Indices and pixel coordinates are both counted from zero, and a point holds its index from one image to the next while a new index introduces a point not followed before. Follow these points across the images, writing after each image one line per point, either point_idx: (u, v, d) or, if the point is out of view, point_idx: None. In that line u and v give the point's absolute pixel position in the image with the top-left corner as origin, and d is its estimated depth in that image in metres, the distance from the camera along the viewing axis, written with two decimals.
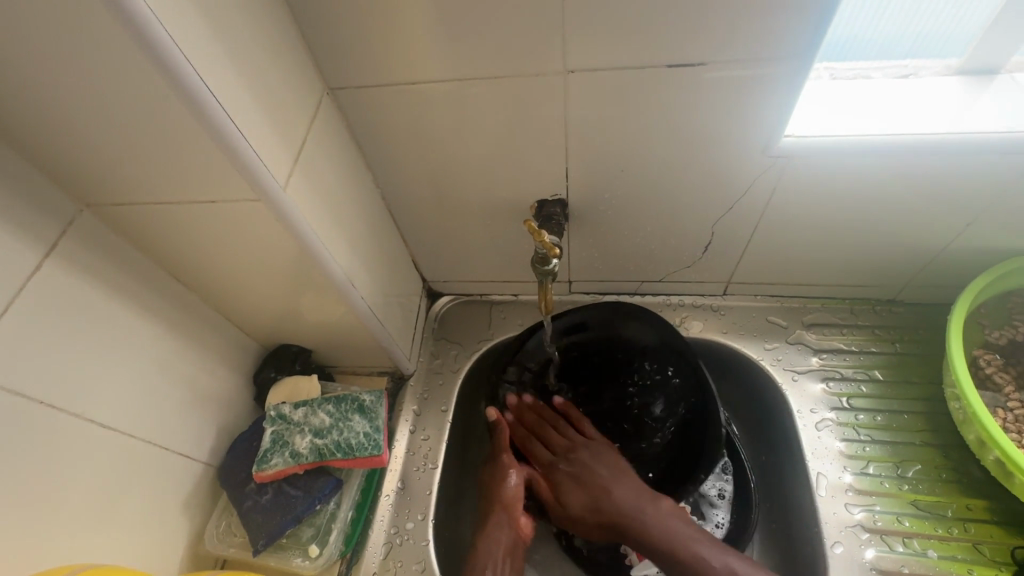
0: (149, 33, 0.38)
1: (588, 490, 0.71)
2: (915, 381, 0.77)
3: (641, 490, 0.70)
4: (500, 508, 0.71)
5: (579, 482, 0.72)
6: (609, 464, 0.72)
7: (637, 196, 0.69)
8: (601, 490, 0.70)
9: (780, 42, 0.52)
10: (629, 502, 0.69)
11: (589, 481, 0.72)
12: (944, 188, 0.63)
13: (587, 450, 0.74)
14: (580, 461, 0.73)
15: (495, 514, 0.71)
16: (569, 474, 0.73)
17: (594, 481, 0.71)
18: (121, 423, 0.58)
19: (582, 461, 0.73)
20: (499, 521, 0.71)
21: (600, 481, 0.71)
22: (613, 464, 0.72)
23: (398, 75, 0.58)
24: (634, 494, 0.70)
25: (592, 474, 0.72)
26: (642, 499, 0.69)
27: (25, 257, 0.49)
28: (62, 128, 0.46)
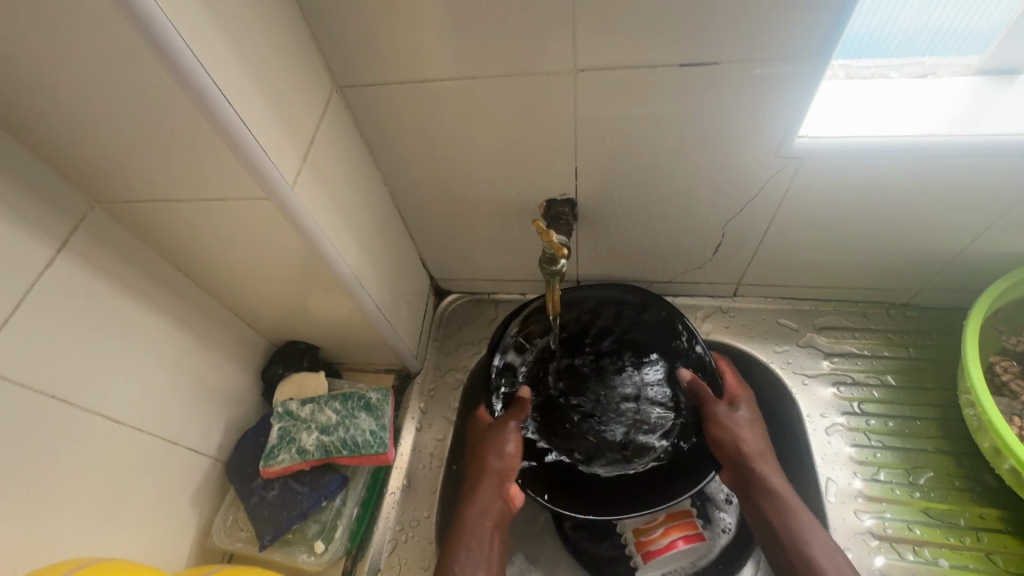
0: (157, 31, 0.38)
1: (742, 431, 0.69)
2: (929, 388, 0.76)
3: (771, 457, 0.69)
4: (491, 476, 0.70)
5: (731, 425, 0.69)
6: (760, 427, 0.71)
7: (647, 197, 0.68)
8: (752, 444, 0.69)
9: (797, 40, 0.51)
10: (765, 462, 0.68)
11: (745, 428, 0.70)
12: (963, 190, 0.61)
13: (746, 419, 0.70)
14: (739, 410, 0.71)
15: (487, 481, 0.70)
16: (729, 417, 0.70)
17: (750, 430, 0.70)
18: (130, 417, 0.59)
19: (747, 411, 0.71)
20: (488, 489, 0.70)
21: (753, 431, 0.70)
22: (762, 428, 0.71)
23: (407, 73, 0.58)
24: (766, 458, 0.69)
25: (744, 421, 0.70)
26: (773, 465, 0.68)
27: (37, 252, 0.50)
28: (73, 125, 0.46)
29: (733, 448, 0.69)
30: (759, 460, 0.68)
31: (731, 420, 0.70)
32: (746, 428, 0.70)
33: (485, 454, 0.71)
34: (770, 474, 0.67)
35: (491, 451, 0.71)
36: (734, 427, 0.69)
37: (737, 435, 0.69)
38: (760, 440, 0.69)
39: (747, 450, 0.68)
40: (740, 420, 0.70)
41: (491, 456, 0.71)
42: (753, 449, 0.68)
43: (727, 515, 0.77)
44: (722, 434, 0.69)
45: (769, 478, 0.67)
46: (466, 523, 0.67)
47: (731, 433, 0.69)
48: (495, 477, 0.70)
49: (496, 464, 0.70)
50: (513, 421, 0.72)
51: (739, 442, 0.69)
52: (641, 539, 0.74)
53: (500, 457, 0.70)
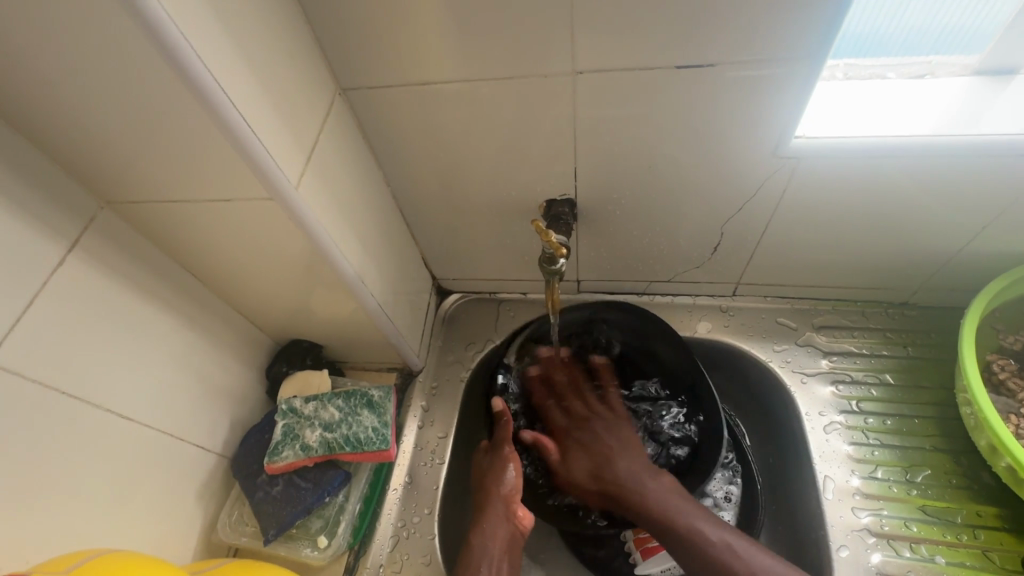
0: (166, 36, 0.39)
1: (597, 462, 0.68)
2: (927, 386, 0.77)
3: (645, 466, 0.67)
4: (496, 501, 0.68)
5: (586, 440, 0.71)
6: (615, 442, 0.70)
7: (646, 197, 0.69)
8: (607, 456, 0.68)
9: (790, 43, 0.52)
10: (636, 477, 0.66)
11: (603, 438, 0.70)
12: (959, 189, 0.62)
13: (603, 422, 0.72)
14: (586, 438, 0.71)
15: (493, 507, 0.68)
16: (587, 434, 0.71)
17: (602, 454, 0.69)
18: (137, 413, 0.60)
19: (596, 433, 0.71)
20: (494, 515, 0.68)
21: (606, 440, 0.70)
22: (623, 442, 0.70)
23: (408, 75, 0.59)
24: (639, 469, 0.67)
25: (602, 430, 0.71)
26: (648, 478, 0.66)
27: (49, 251, 0.51)
28: (84, 128, 0.47)
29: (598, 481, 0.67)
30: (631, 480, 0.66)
31: (582, 434, 0.71)
32: (603, 447, 0.70)
33: (488, 485, 0.69)
34: (641, 482, 0.65)
35: (492, 479, 0.69)
36: (583, 446, 0.70)
37: (597, 460, 0.68)
38: (616, 458, 0.68)
39: (613, 472, 0.67)
40: (586, 451, 0.70)
41: (493, 483, 0.69)
42: (619, 468, 0.67)
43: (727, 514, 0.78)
44: (576, 473, 0.69)
45: (643, 490, 0.64)
46: (476, 551, 0.66)
47: (592, 462, 0.69)
48: (501, 505, 0.68)
49: (500, 491, 0.68)
50: (507, 445, 0.71)
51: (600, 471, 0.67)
52: (641, 535, 0.75)
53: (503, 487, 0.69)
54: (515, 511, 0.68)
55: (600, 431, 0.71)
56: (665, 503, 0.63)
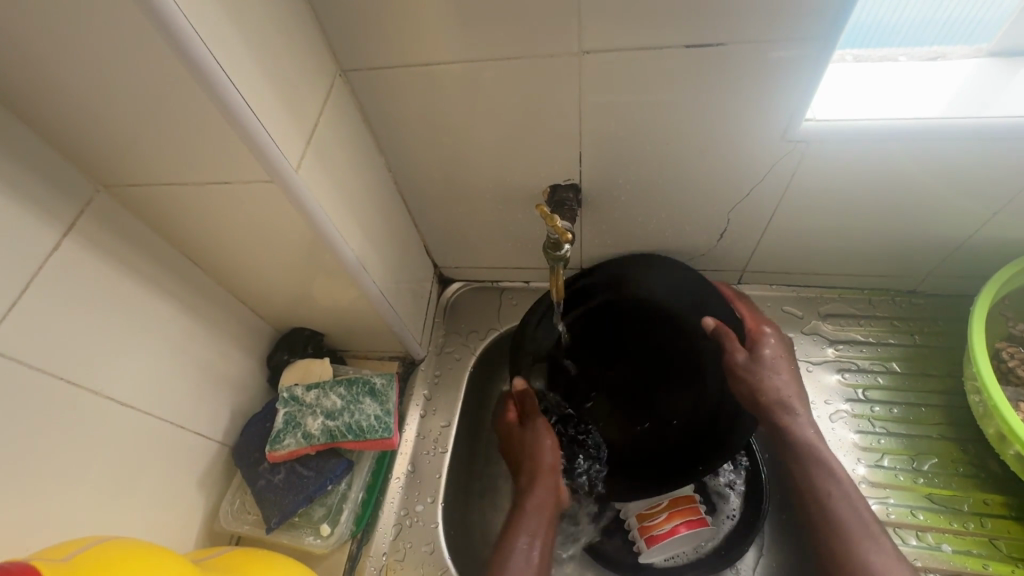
0: (162, 12, 0.38)
1: (773, 387, 0.68)
2: (934, 374, 0.76)
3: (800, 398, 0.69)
4: (546, 471, 0.70)
5: (756, 371, 0.68)
6: (790, 367, 0.70)
7: (651, 183, 0.68)
8: (778, 390, 0.68)
9: (804, 22, 0.50)
10: (791, 406, 0.68)
11: (779, 368, 0.68)
12: (972, 175, 0.61)
13: (777, 346, 0.70)
14: (761, 360, 0.69)
15: (542, 477, 0.70)
16: (754, 357, 0.69)
17: (781, 378, 0.68)
18: (136, 401, 0.59)
19: (771, 359, 0.69)
20: (545, 484, 0.70)
21: (784, 371, 0.68)
22: (790, 371, 0.69)
23: (411, 57, 0.57)
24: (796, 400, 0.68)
25: (769, 359, 0.69)
26: (799, 411, 0.68)
27: (44, 235, 0.50)
28: (77, 108, 0.46)
29: (756, 397, 0.68)
30: (784, 407, 0.68)
31: (754, 366, 0.68)
32: (773, 375, 0.68)
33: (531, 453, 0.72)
34: (798, 422, 0.67)
35: (536, 447, 0.72)
36: (761, 370, 0.68)
37: (764, 382, 0.68)
38: (786, 382, 0.68)
39: (775, 399, 0.67)
40: (776, 370, 0.68)
41: (541, 452, 0.71)
42: (771, 395, 0.67)
43: (733, 502, 0.77)
44: (738, 380, 0.69)
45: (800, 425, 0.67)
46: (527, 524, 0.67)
47: (757, 380, 0.68)
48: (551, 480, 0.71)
49: (548, 460, 0.71)
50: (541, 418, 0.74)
51: (766, 390, 0.68)
52: (645, 524, 0.74)
53: (548, 452, 0.71)
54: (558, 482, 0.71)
55: (771, 357, 0.69)
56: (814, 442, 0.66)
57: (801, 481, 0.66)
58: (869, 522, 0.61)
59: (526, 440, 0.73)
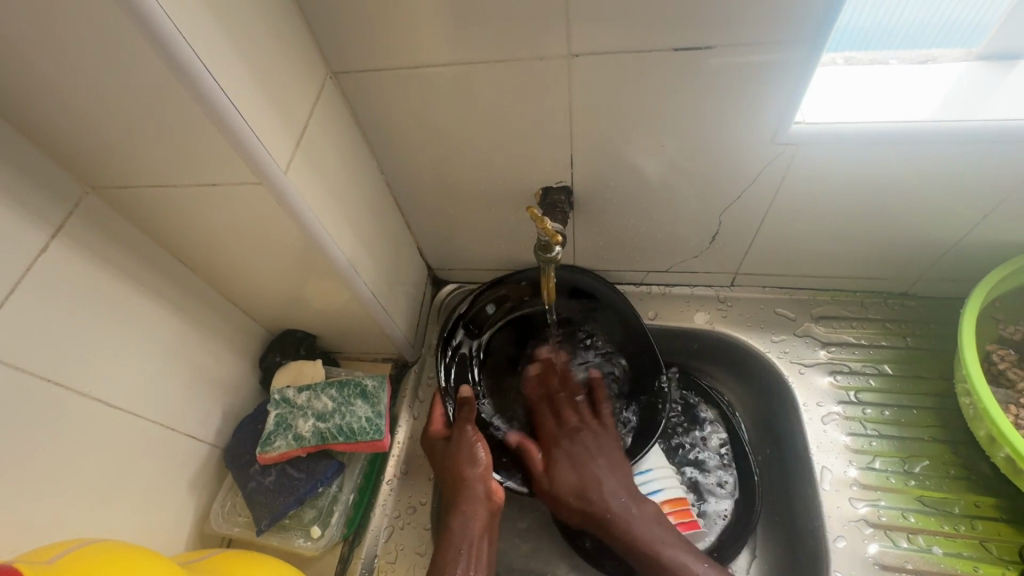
0: (147, 14, 0.38)
1: (582, 478, 0.71)
2: (926, 377, 0.76)
3: (626, 489, 0.70)
4: (475, 483, 0.68)
5: (566, 463, 0.72)
6: (615, 456, 0.72)
7: (643, 185, 0.68)
8: (599, 486, 0.70)
9: (790, 25, 0.50)
10: (616, 498, 0.69)
11: (592, 461, 0.71)
12: (960, 177, 0.61)
13: (592, 433, 0.74)
14: (570, 455, 0.72)
15: (471, 488, 0.67)
16: (574, 449, 0.72)
17: (587, 469, 0.71)
18: (126, 402, 0.59)
19: (585, 448, 0.72)
20: (470, 497, 0.67)
21: (598, 464, 0.71)
22: (610, 458, 0.72)
23: (400, 60, 0.58)
24: (620, 493, 0.69)
25: (588, 451, 0.72)
26: (621, 499, 0.69)
27: (33, 237, 0.50)
28: (65, 110, 0.46)
29: (579, 499, 0.70)
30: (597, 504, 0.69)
31: (567, 459, 0.72)
32: (591, 469, 0.71)
33: (457, 466, 0.69)
34: (621, 514, 0.68)
35: (464, 460, 0.69)
36: (582, 466, 0.71)
37: (556, 481, 0.71)
38: (570, 478, 0.71)
39: (579, 498, 0.70)
40: (573, 464, 0.72)
41: (466, 464, 0.68)
42: (606, 488, 0.69)
43: (725, 505, 0.78)
44: (563, 492, 0.70)
45: (629, 519, 0.68)
46: (455, 534, 0.65)
47: (573, 478, 0.71)
48: (479, 486, 0.68)
49: (472, 471, 0.68)
50: (468, 425, 0.71)
51: (593, 484, 0.70)
52: None
53: (473, 463, 0.69)
54: (489, 489, 0.69)
55: (593, 435, 0.74)
56: (645, 533, 0.66)
57: None
58: None
59: (453, 453, 0.70)
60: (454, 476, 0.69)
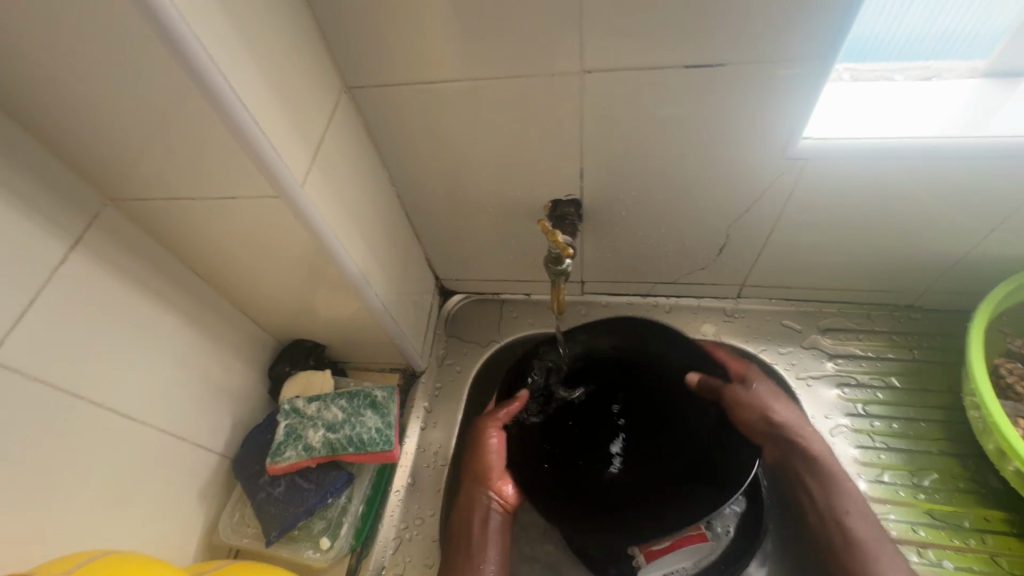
0: (174, 33, 0.39)
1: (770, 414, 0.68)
2: (934, 390, 0.76)
3: (803, 418, 0.71)
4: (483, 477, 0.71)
5: (757, 398, 0.69)
6: (787, 397, 0.71)
7: (651, 198, 0.69)
8: (786, 420, 0.69)
9: (802, 42, 0.51)
10: (805, 427, 0.70)
11: (774, 400, 0.69)
12: (970, 191, 0.61)
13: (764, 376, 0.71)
14: (755, 398, 0.69)
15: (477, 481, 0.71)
16: (756, 391, 0.69)
17: (777, 404, 0.69)
18: (140, 412, 0.59)
19: (767, 386, 0.70)
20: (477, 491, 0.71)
21: (782, 402, 0.70)
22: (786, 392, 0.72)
23: (415, 75, 0.59)
24: (803, 424, 0.70)
25: (766, 393, 0.69)
26: (806, 429, 0.70)
27: (53, 249, 0.51)
28: (88, 124, 0.47)
29: (767, 429, 0.69)
30: (793, 432, 0.70)
31: (755, 397, 0.69)
32: (778, 399, 0.70)
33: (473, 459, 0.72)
34: (806, 440, 0.70)
35: (477, 453, 0.71)
36: (766, 402, 0.69)
37: (769, 406, 0.69)
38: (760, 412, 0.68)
39: (780, 425, 0.69)
40: (762, 406, 0.68)
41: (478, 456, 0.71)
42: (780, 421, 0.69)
43: (726, 519, 0.75)
44: (748, 417, 0.68)
45: (810, 449, 0.69)
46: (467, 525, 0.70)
47: (763, 407, 0.69)
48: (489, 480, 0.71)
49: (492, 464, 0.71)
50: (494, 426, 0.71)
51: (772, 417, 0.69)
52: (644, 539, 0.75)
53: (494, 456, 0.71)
54: (498, 482, 0.71)
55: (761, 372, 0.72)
56: (828, 459, 0.69)
57: (822, 508, 0.69)
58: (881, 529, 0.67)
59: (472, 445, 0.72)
60: (477, 468, 0.71)
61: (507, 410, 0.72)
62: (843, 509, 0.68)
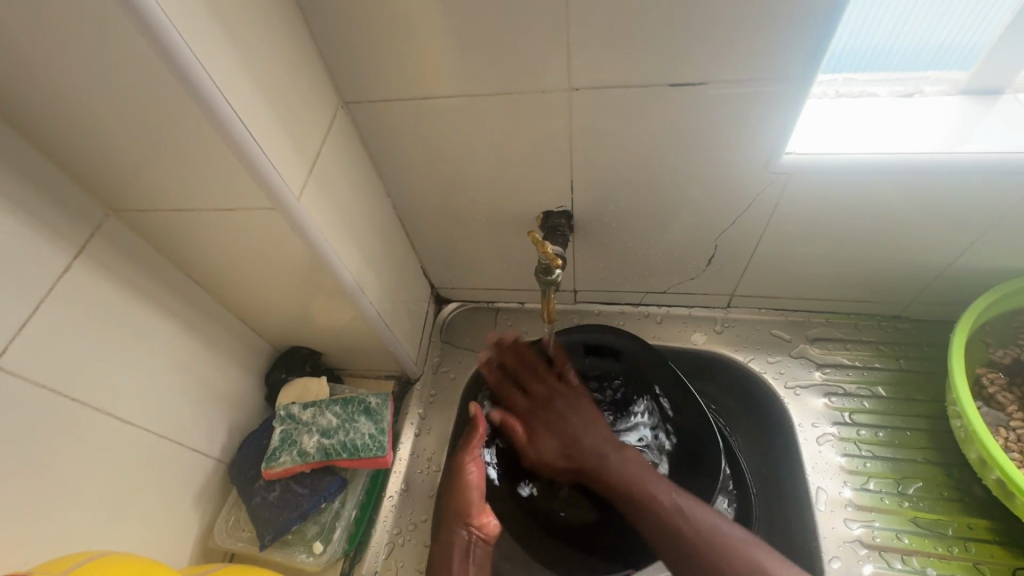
0: (176, 53, 0.41)
1: (562, 438, 0.71)
2: (919, 399, 0.77)
3: (608, 441, 0.69)
4: (458, 509, 0.68)
5: (551, 410, 0.72)
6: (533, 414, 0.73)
7: (640, 210, 0.70)
8: (582, 443, 0.69)
9: (780, 61, 0.53)
10: (598, 449, 0.68)
11: (575, 420, 0.71)
12: (949, 205, 0.63)
13: (563, 398, 0.73)
14: (541, 436, 0.72)
15: (451, 514, 0.68)
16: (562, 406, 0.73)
17: (564, 429, 0.71)
18: (138, 417, 0.61)
19: (559, 410, 0.72)
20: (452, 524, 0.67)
21: (580, 424, 0.70)
22: (590, 414, 0.71)
23: (410, 91, 0.60)
24: (604, 446, 0.68)
25: (569, 409, 0.72)
26: (609, 451, 0.68)
27: (56, 257, 0.52)
28: (93, 138, 0.49)
29: (568, 455, 0.70)
30: (595, 457, 0.68)
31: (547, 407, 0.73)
32: (573, 422, 0.71)
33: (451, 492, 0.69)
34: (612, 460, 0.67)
35: (453, 486, 0.69)
36: (566, 421, 0.71)
37: (572, 431, 0.70)
38: (552, 444, 0.71)
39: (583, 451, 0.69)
40: (552, 430, 0.72)
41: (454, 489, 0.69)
42: (586, 445, 0.69)
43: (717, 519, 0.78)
44: (547, 463, 0.71)
45: (607, 466, 0.66)
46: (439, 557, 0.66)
47: (569, 429, 0.71)
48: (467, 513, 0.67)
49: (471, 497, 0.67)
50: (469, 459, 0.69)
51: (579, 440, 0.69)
52: None
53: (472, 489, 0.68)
54: (478, 518, 0.67)
55: (578, 394, 0.74)
56: (631, 474, 0.65)
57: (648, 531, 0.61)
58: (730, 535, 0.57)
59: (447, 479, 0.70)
60: (456, 503, 0.68)
61: (478, 436, 0.71)
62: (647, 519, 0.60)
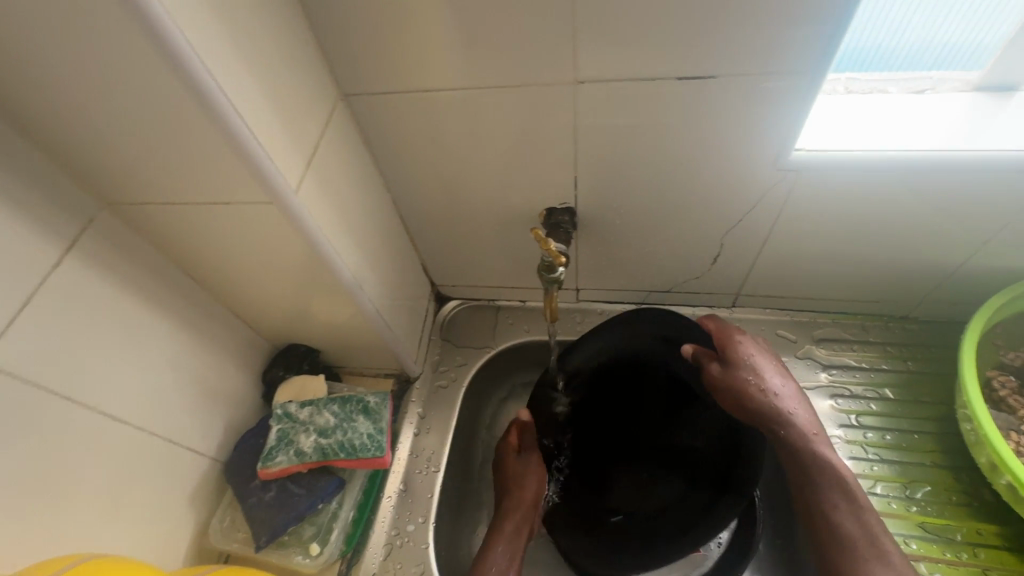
0: (170, 40, 0.39)
1: (747, 385, 0.65)
2: (927, 402, 0.76)
3: (794, 403, 0.66)
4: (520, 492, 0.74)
5: (751, 369, 0.66)
6: (773, 365, 0.68)
7: (645, 207, 0.69)
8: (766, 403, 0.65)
9: (793, 55, 0.52)
10: (796, 418, 0.65)
11: (760, 379, 0.66)
12: (962, 204, 0.62)
13: (752, 349, 0.68)
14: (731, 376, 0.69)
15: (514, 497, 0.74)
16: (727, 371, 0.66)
17: (759, 378, 0.66)
18: (131, 416, 0.59)
19: (757, 359, 0.67)
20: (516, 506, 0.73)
21: (774, 384, 0.66)
22: (780, 376, 0.67)
23: (411, 84, 0.59)
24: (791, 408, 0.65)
25: (747, 370, 0.66)
26: (785, 423, 0.64)
27: (46, 252, 0.51)
28: (84, 129, 0.47)
29: (744, 408, 0.65)
30: (778, 418, 0.65)
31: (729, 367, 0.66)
32: (761, 380, 0.66)
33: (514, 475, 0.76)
34: (793, 430, 0.64)
35: (517, 472, 0.76)
36: (756, 379, 0.66)
37: (749, 389, 0.65)
38: (734, 387, 0.65)
39: (772, 413, 0.65)
40: (752, 372, 0.66)
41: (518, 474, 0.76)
42: (769, 407, 0.65)
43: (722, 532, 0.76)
44: (724, 395, 0.66)
45: (795, 435, 0.64)
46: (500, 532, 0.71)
47: (744, 385, 0.65)
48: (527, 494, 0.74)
49: (530, 484, 0.75)
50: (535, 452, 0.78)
51: (753, 399, 0.65)
52: None
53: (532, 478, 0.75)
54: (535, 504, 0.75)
55: (758, 356, 0.67)
56: (810, 451, 0.64)
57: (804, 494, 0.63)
58: (856, 534, 0.60)
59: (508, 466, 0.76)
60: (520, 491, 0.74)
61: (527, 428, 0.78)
62: (848, 503, 0.61)
